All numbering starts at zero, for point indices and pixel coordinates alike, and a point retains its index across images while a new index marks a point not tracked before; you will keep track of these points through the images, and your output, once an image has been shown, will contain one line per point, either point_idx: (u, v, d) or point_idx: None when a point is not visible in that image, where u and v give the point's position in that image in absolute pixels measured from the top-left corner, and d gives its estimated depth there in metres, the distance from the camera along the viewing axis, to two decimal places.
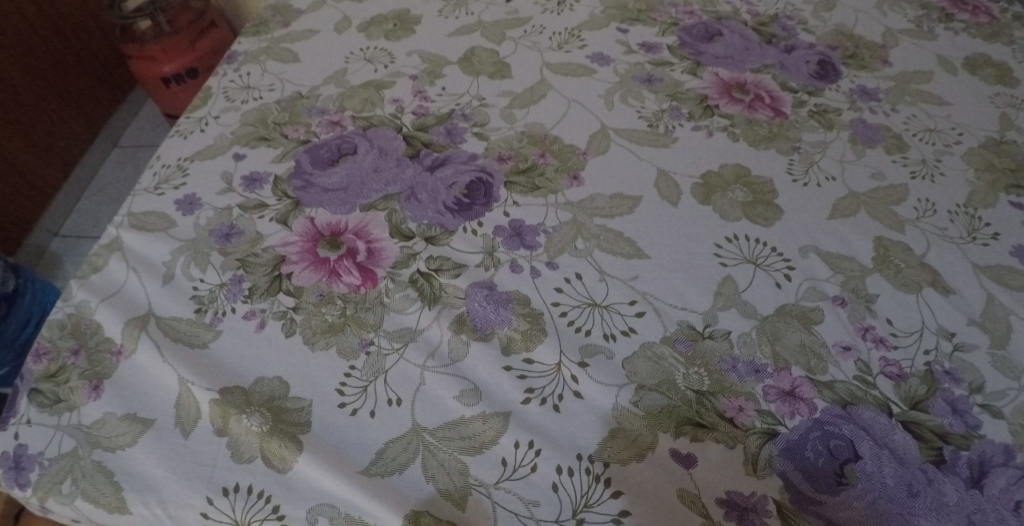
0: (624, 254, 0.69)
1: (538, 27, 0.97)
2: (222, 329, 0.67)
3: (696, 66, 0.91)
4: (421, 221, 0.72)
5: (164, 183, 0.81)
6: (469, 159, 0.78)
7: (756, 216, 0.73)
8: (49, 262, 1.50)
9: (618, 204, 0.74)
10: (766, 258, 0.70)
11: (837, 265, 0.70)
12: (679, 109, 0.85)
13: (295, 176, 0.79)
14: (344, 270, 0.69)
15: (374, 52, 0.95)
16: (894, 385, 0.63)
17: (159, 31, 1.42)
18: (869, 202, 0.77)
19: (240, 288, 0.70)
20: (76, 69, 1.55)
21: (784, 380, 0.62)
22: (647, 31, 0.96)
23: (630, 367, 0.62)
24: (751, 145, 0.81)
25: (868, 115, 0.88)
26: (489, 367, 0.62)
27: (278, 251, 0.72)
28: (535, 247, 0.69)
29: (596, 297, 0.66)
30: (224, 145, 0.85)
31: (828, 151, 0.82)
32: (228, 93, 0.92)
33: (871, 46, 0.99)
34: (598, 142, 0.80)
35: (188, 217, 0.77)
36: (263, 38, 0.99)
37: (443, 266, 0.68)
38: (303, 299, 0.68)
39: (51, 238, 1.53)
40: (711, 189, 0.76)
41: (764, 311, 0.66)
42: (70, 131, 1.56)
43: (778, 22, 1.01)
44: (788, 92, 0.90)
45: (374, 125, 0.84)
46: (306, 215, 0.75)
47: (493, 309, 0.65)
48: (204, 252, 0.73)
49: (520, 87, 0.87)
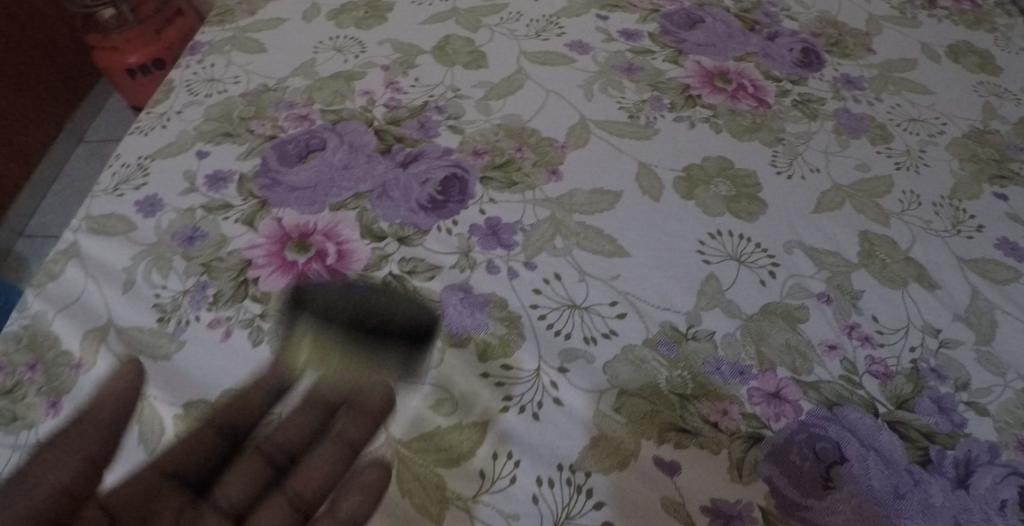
0: (605, 252, 0.67)
1: (515, 14, 0.93)
2: (185, 340, 0.64)
3: (678, 55, 0.89)
4: (393, 220, 0.69)
5: (124, 184, 0.77)
6: (443, 153, 0.75)
7: (740, 211, 0.71)
8: (14, 263, 1.44)
9: (598, 200, 0.71)
10: (750, 254, 0.68)
11: (823, 261, 0.69)
12: (660, 100, 0.82)
13: (262, 174, 0.75)
14: (314, 274, 0.66)
15: (344, 41, 0.91)
16: (880, 385, 0.62)
17: (122, 20, 1.36)
18: (854, 195, 0.75)
19: (204, 294, 0.66)
20: (36, 60, 1.48)
21: (770, 381, 0.60)
22: (627, 18, 0.93)
23: (612, 371, 0.60)
24: (734, 136, 0.79)
25: (852, 105, 0.86)
26: (465, 374, 0.59)
27: (244, 255, 0.69)
28: (512, 247, 0.67)
29: (575, 298, 0.63)
30: (187, 141, 0.81)
31: (812, 142, 0.80)
32: (191, 86, 0.87)
33: (854, 33, 0.97)
34: (577, 135, 0.77)
35: (149, 219, 0.73)
36: (227, 27, 0.95)
37: (417, 268, 0.66)
38: (270, 305, 0.65)
39: (15, 237, 1.47)
40: (693, 183, 0.73)
41: (748, 310, 0.64)
42: (32, 125, 1.50)
43: (761, 8, 0.98)
44: (772, 81, 0.87)
45: (344, 118, 0.80)
46: (273, 216, 0.71)
47: (469, 313, 0.62)
48: (166, 257, 0.70)
49: (496, 77, 0.84)
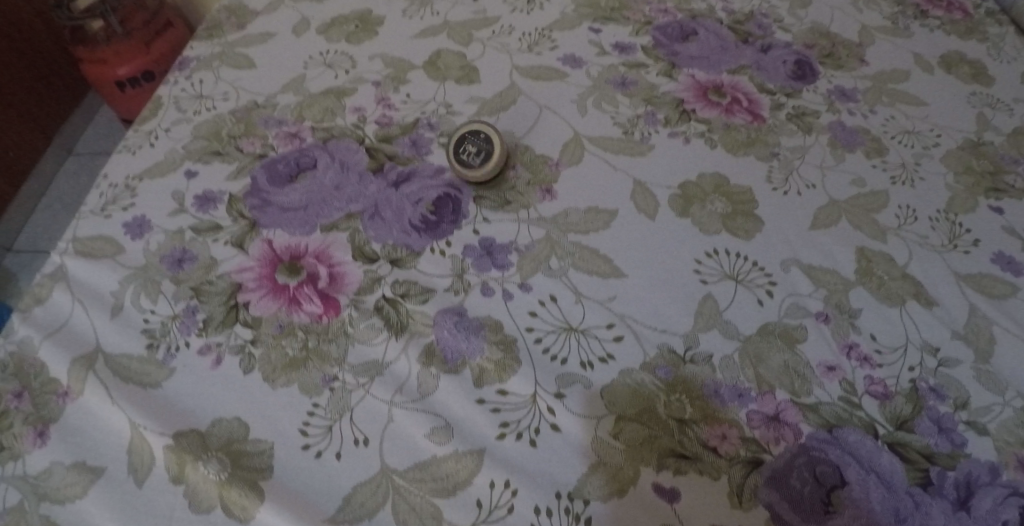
0: (601, 272, 0.66)
1: (507, 27, 0.92)
2: (175, 367, 0.63)
3: (671, 68, 0.88)
4: (385, 241, 0.68)
5: (112, 204, 0.76)
6: (436, 172, 0.74)
7: (736, 229, 0.71)
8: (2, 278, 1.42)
9: (592, 219, 0.70)
10: (747, 273, 0.67)
11: (820, 279, 0.68)
12: (655, 115, 0.82)
13: (251, 195, 0.74)
14: (305, 298, 0.65)
15: (334, 56, 0.89)
16: (880, 405, 0.61)
17: (111, 32, 1.34)
18: (851, 211, 0.75)
19: (193, 320, 0.65)
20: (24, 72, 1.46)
21: (768, 404, 0.60)
22: (620, 31, 0.93)
23: (610, 396, 0.59)
24: (730, 152, 0.79)
25: (847, 118, 0.86)
26: (461, 400, 0.58)
27: (234, 278, 0.67)
28: (507, 268, 0.66)
29: (572, 321, 0.63)
30: (175, 160, 0.79)
31: (808, 157, 0.80)
32: (179, 102, 0.86)
33: (848, 44, 0.96)
34: (572, 152, 0.77)
35: (137, 242, 0.72)
36: (216, 42, 0.93)
37: (410, 291, 0.64)
38: (261, 330, 0.64)
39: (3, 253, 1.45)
40: (689, 201, 0.73)
41: (746, 331, 0.63)
42: (19, 138, 1.48)
43: (754, 20, 0.98)
44: (766, 94, 0.87)
45: (334, 136, 0.79)
46: (263, 237, 0.70)
47: (464, 338, 0.61)
48: (154, 281, 0.68)
49: (488, 93, 0.83)
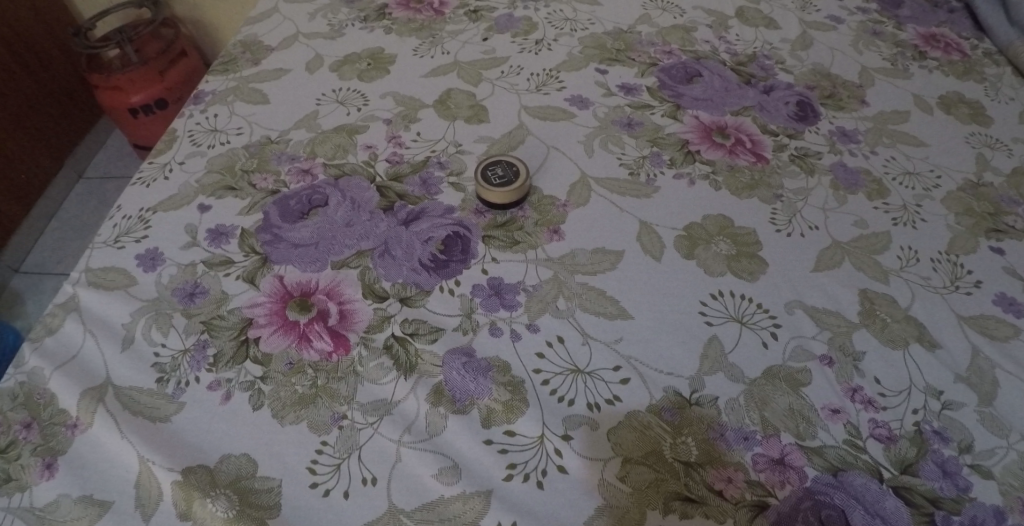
0: (607, 313, 0.67)
1: (515, 67, 0.95)
2: (184, 401, 0.63)
3: (676, 109, 0.90)
4: (395, 280, 0.69)
5: (125, 236, 0.77)
6: (446, 211, 0.76)
7: (740, 270, 0.72)
8: (8, 300, 1.42)
9: (599, 259, 0.71)
10: (751, 315, 0.68)
11: (824, 321, 0.69)
12: (660, 155, 0.83)
13: (263, 230, 0.75)
14: (315, 335, 0.66)
15: (347, 93, 0.92)
16: (884, 449, 0.62)
17: (126, 60, 1.36)
18: (853, 252, 0.76)
19: (203, 354, 0.66)
20: (39, 99, 1.49)
21: (774, 447, 0.60)
22: (626, 72, 0.95)
23: (616, 438, 0.59)
24: (734, 193, 0.80)
25: (848, 158, 0.88)
26: (469, 440, 0.59)
27: (246, 313, 0.68)
28: (515, 308, 0.67)
29: (578, 362, 0.63)
30: (189, 194, 0.81)
31: (811, 199, 0.81)
32: (193, 136, 0.88)
33: (848, 86, 0.98)
34: (578, 193, 0.78)
35: (150, 274, 0.73)
36: (231, 77, 0.96)
37: (420, 330, 0.65)
38: (271, 367, 0.64)
39: (10, 274, 1.45)
40: (694, 242, 0.74)
41: (751, 373, 0.64)
42: (31, 162, 1.50)
43: (756, 61, 1.00)
44: (769, 135, 0.89)
45: (346, 173, 0.81)
46: (274, 273, 0.71)
47: (472, 378, 0.62)
48: (166, 314, 0.69)
49: (497, 132, 0.85)
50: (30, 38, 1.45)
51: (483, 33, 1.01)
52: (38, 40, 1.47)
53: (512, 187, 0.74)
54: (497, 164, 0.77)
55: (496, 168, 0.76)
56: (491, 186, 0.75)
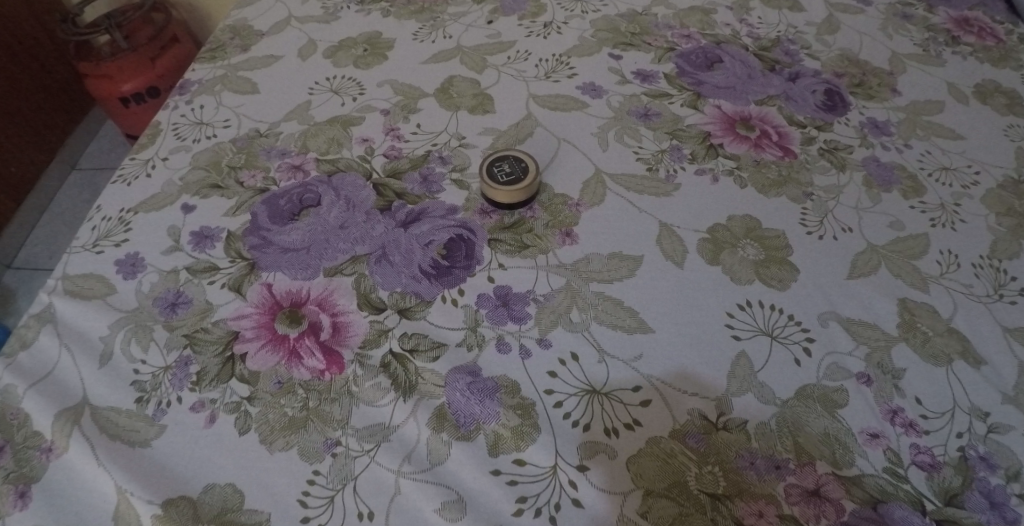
0: (626, 327, 0.61)
1: (522, 52, 0.88)
2: (165, 424, 0.59)
3: (696, 98, 0.84)
4: (393, 288, 0.63)
5: (104, 239, 0.71)
6: (448, 212, 0.70)
7: (769, 277, 0.66)
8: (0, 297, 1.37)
9: (616, 265, 0.66)
10: (782, 328, 0.62)
11: (861, 335, 0.63)
12: (680, 149, 0.77)
13: (251, 233, 0.69)
14: (306, 351, 0.60)
15: (341, 81, 0.85)
16: (927, 478, 0.56)
17: (116, 47, 1.29)
18: (890, 257, 0.69)
19: (186, 372, 0.61)
20: (25, 85, 1.42)
21: (808, 477, 0.55)
22: (642, 57, 0.88)
23: (636, 468, 0.54)
24: (761, 191, 0.74)
25: (881, 153, 0.81)
26: (475, 471, 0.54)
27: (232, 326, 0.63)
28: (524, 320, 0.61)
29: (594, 382, 0.58)
30: (172, 193, 0.75)
31: (843, 197, 0.75)
32: (178, 130, 0.82)
33: (878, 73, 0.92)
34: (592, 191, 0.72)
35: (129, 282, 0.67)
36: (219, 65, 0.89)
37: (420, 346, 0.60)
38: (259, 386, 0.59)
39: (3, 270, 1.40)
40: (719, 246, 0.68)
41: (783, 393, 0.58)
42: (20, 153, 1.43)
43: (780, 46, 0.93)
44: (796, 127, 0.82)
45: (340, 169, 0.75)
46: (262, 281, 0.65)
47: (478, 401, 0.57)
48: (146, 327, 0.64)
49: (503, 124, 0.79)
50: (15, 21, 1.38)
51: (488, 15, 0.94)
52: (23, 22, 1.40)
53: (527, 173, 0.69)
54: (490, 162, 0.70)
55: (494, 166, 0.70)
56: (508, 183, 0.68)
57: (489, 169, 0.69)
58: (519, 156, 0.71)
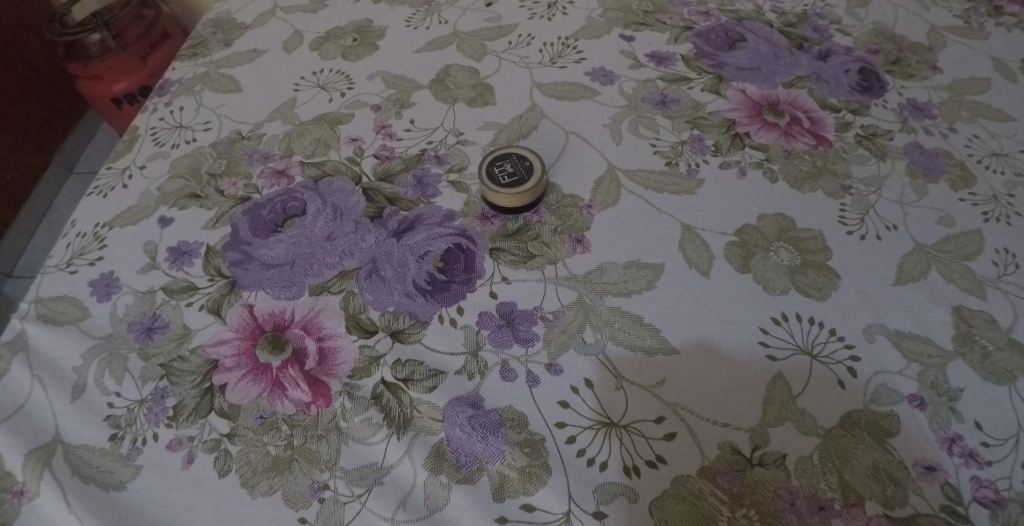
0: (646, 347, 0.55)
1: (525, 37, 0.80)
2: (141, 465, 0.54)
3: (718, 82, 0.76)
4: (385, 308, 0.57)
5: (78, 257, 0.66)
6: (444, 218, 0.63)
7: (807, 285, 0.59)
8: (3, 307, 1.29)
9: (635, 276, 0.59)
10: (823, 345, 0.55)
11: (912, 350, 0.56)
12: (702, 140, 0.70)
13: (231, 247, 0.63)
14: (289, 381, 0.54)
15: (329, 76, 0.78)
16: (991, 516, 0.49)
17: (104, 47, 1.19)
18: (940, 258, 0.62)
19: (162, 406, 0.56)
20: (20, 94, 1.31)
21: (856, 520, 0.48)
22: (656, 38, 0.80)
23: (660, 513, 0.48)
24: (794, 186, 0.66)
25: (923, 138, 0.73)
26: (478, 519, 0.48)
27: (210, 353, 0.57)
28: (531, 342, 0.55)
29: (611, 412, 0.51)
30: (149, 204, 0.69)
31: (885, 190, 0.67)
32: (157, 134, 0.76)
33: (916, 48, 0.82)
34: (606, 191, 0.65)
35: (104, 305, 0.62)
36: (201, 62, 0.83)
37: (415, 374, 0.54)
38: (240, 422, 0.54)
39: (3, 279, 1.31)
40: (749, 250, 0.61)
41: (826, 421, 0.52)
42: (18, 161, 1.34)
43: (808, 22, 0.85)
44: (829, 112, 0.74)
45: (328, 173, 0.68)
46: (242, 301, 0.60)
47: (480, 437, 0.51)
48: (121, 355, 0.59)
49: (505, 117, 0.72)
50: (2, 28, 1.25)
51: None
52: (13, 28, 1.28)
53: (535, 172, 0.62)
54: (490, 160, 0.63)
55: (495, 164, 0.63)
56: (512, 182, 0.62)
57: (491, 168, 0.63)
58: (523, 152, 0.64)
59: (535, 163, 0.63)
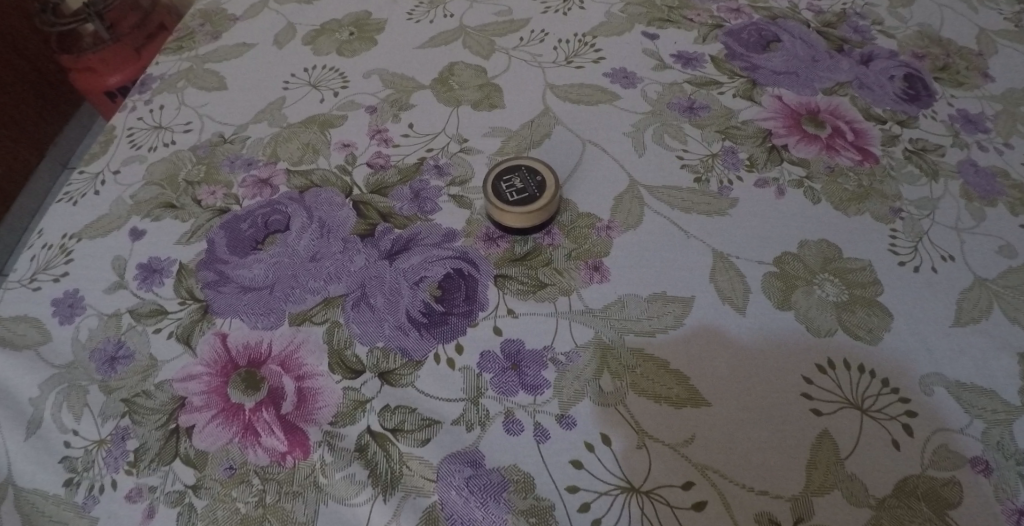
0: (672, 399, 0.48)
1: (539, 33, 0.73)
2: (96, 516, 0.47)
3: (751, 87, 0.69)
4: (374, 343, 0.51)
5: (43, 271, 0.59)
6: (444, 238, 0.56)
7: (855, 326, 0.52)
8: None
9: (659, 312, 0.52)
10: (874, 398, 0.48)
11: (974, 405, 0.49)
12: (735, 152, 0.63)
13: (205, 266, 0.57)
14: (263, 427, 0.48)
15: (322, 73, 0.71)
16: None
17: (98, 37, 1.11)
18: (1003, 296, 0.54)
19: (123, 449, 0.49)
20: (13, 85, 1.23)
21: None
22: (683, 37, 0.73)
23: None
24: (838, 208, 0.59)
25: (979, 154, 0.65)
26: None
27: (177, 390, 0.51)
28: (539, 388, 0.48)
29: (632, 476, 0.45)
30: (121, 214, 0.62)
31: (939, 214, 0.59)
32: (133, 136, 0.69)
33: (966, 53, 0.74)
34: (626, 211, 0.58)
35: (66, 328, 0.55)
36: (186, 57, 0.76)
37: (407, 423, 0.47)
38: (207, 473, 0.48)
39: None
40: (790, 283, 0.54)
41: (879, 490, 0.45)
42: (11, 156, 1.25)
43: (849, 21, 0.77)
44: (874, 122, 0.67)
45: (315, 184, 0.61)
46: (216, 329, 0.53)
47: (478, 502, 0.45)
48: (81, 387, 0.52)
49: (513, 124, 0.65)
50: None
51: None
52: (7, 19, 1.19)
53: (545, 176, 0.56)
54: (492, 176, 0.56)
55: (499, 180, 0.56)
56: (524, 192, 0.55)
57: (497, 184, 0.55)
58: (522, 161, 0.57)
59: (538, 168, 0.56)
